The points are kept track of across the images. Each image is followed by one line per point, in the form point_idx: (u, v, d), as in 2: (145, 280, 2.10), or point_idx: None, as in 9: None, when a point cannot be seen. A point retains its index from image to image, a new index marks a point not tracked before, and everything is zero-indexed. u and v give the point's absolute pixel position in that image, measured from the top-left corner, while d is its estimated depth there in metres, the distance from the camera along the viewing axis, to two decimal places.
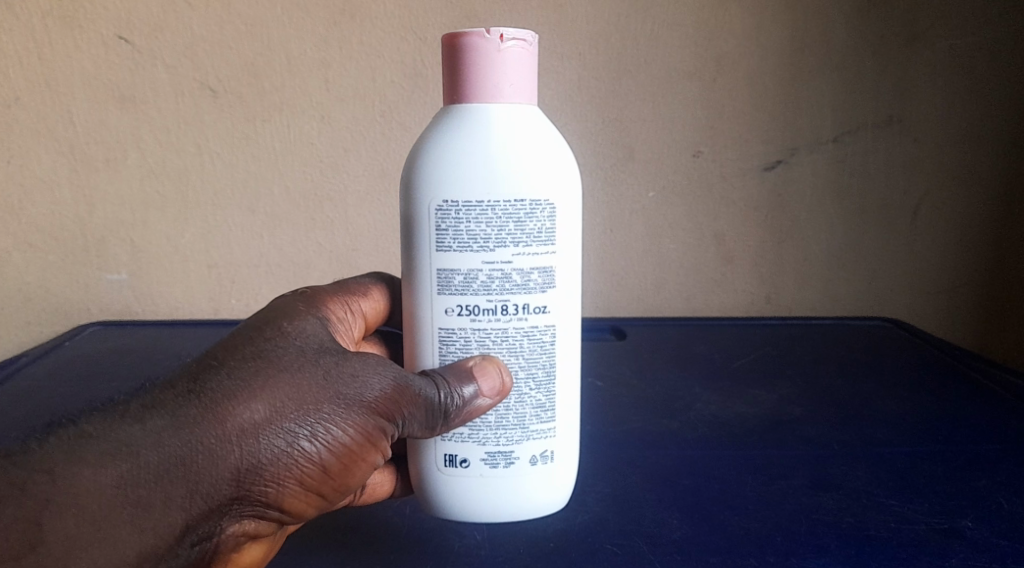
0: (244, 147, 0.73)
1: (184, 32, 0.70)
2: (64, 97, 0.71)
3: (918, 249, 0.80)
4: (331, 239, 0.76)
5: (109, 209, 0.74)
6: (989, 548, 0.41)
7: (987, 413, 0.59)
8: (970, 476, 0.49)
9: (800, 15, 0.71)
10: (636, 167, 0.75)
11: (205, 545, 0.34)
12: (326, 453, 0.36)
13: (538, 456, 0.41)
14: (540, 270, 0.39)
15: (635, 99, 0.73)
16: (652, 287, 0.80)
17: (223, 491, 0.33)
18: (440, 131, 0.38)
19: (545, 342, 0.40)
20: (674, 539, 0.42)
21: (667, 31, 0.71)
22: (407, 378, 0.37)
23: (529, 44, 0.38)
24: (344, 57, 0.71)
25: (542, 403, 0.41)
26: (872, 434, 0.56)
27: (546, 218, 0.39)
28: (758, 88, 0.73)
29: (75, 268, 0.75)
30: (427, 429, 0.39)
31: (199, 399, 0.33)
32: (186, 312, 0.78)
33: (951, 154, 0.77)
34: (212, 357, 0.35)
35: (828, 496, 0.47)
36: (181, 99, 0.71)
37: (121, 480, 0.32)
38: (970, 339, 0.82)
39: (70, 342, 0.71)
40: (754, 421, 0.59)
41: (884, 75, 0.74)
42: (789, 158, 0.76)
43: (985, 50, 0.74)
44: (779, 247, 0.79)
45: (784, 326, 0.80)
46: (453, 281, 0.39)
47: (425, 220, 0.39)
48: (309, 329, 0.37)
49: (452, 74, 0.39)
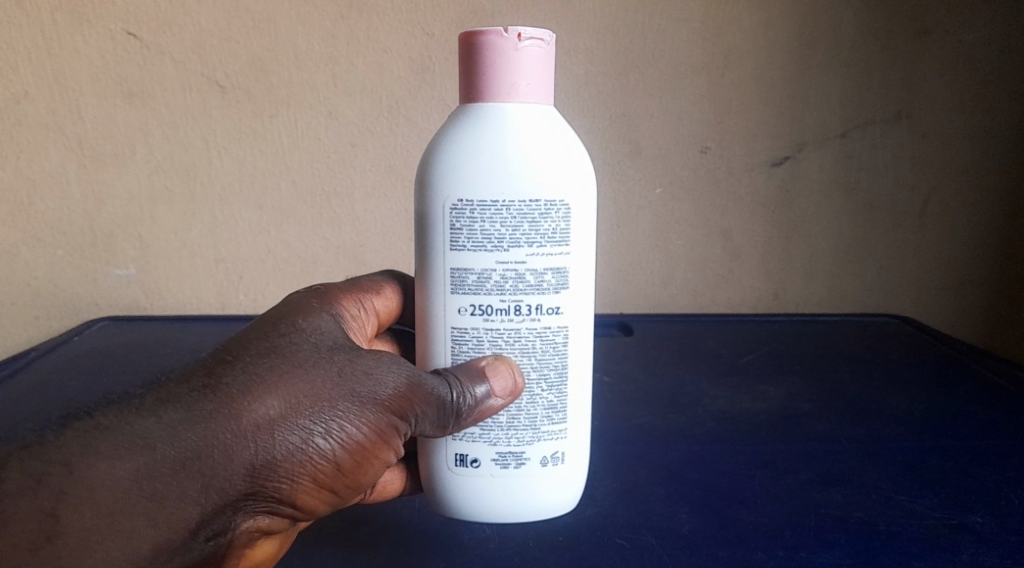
0: (252, 143, 0.73)
1: (192, 27, 0.69)
2: (72, 92, 0.70)
3: (925, 247, 0.79)
4: (339, 235, 0.76)
5: (117, 204, 0.74)
6: (999, 543, 0.41)
7: (994, 408, 0.59)
8: (978, 471, 0.49)
9: (811, 13, 0.71)
10: (644, 164, 0.75)
11: (219, 540, 0.34)
12: (339, 451, 0.36)
13: (549, 457, 0.41)
14: (554, 271, 0.39)
15: (643, 96, 0.73)
16: (659, 285, 0.80)
17: (237, 485, 0.33)
18: (455, 129, 0.38)
19: (558, 343, 0.40)
20: (683, 533, 0.42)
21: (675, 28, 0.71)
22: (420, 376, 0.37)
23: (546, 43, 0.38)
24: (351, 53, 0.71)
25: (553, 404, 0.41)
26: (880, 430, 0.56)
27: (560, 219, 0.38)
28: (767, 85, 0.73)
29: (84, 263, 0.75)
30: (439, 428, 0.39)
31: (215, 394, 0.33)
32: (193, 306, 0.78)
33: (961, 151, 0.76)
34: (227, 352, 0.35)
35: (837, 491, 0.47)
36: (190, 95, 0.71)
37: (137, 473, 0.32)
38: (977, 335, 0.82)
39: (77, 337, 0.71)
40: (762, 416, 0.59)
41: (894, 72, 0.73)
42: (796, 154, 0.75)
43: (995, 47, 0.73)
44: (787, 244, 0.79)
45: (791, 323, 0.80)
46: (467, 280, 0.39)
47: (440, 219, 0.38)
48: (324, 326, 0.37)
49: (470, 73, 0.38)
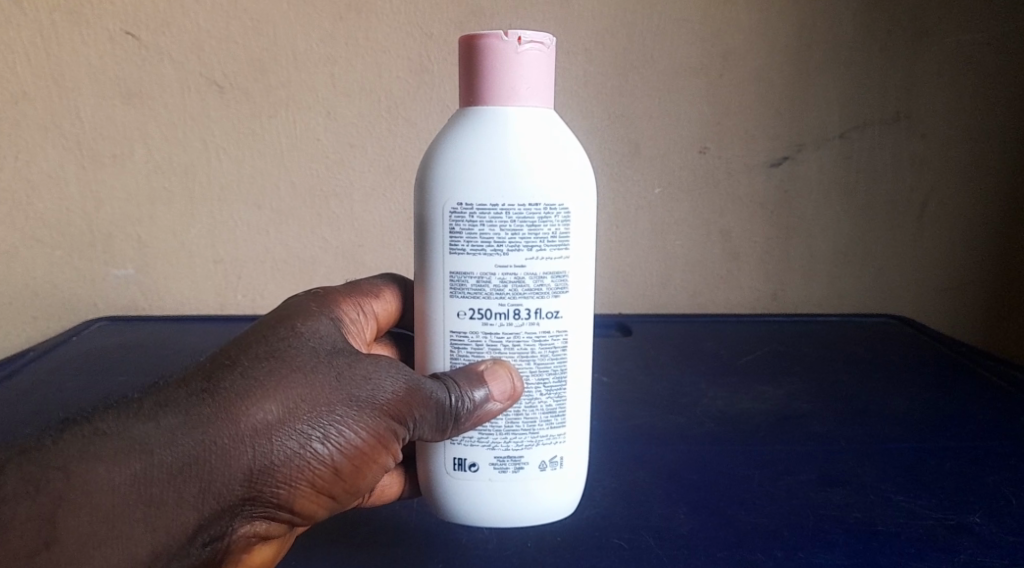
0: (251, 144, 0.72)
1: (191, 28, 0.69)
2: (71, 92, 0.70)
3: (925, 248, 0.79)
4: (337, 235, 0.75)
5: (115, 204, 0.74)
6: (998, 543, 0.41)
7: (992, 409, 0.59)
8: (978, 471, 0.49)
9: (811, 13, 0.71)
10: (643, 165, 0.75)
11: (216, 545, 0.34)
12: (338, 455, 0.36)
13: (548, 461, 0.41)
14: (553, 275, 0.39)
15: (643, 97, 0.73)
16: (658, 286, 0.80)
17: (235, 491, 0.33)
18: (455, 133, 0.38)
19: (557, 347, 0.40)
20: (682, 533, 0.42)
21: (675, 29, 0.71)
22: (419, 380, 0.37)
23: (546, 47, 0.38)
24: (350, 54, 0.70)
25: (552, 408, 0.41)
26: (879, 430, 0.56)
27: (560, 222, 0.38)
28: (767, 86, 0.73)
29: (82, 263, 0.75)
30: (438, 432, 0.39)
31: (213, 398, 0.33)
32: (191, 306, 0.78)
33: (960, 151, 0.76)
34: (226, 356, 0.35)
35: (836, 492, 0.47)
36: (189, 95, 0.71)
37: (134, 478, 0.32)
38: (976, 335, 0.82)
39: (76, 337, 0.71)
40: (761, 417, 0.59)
41: (894, 72, 0.73)
42: (796, 155, 0.75)
43: (995, 48, 0.73)
44: (786, 244, 0.79)
45: (790, 323, 0.80)
46: (466, 284, 0.39)
47: (439, 223, 0.38)
48: (322, 330, 0.37)
49: (470, 76, 0.38)
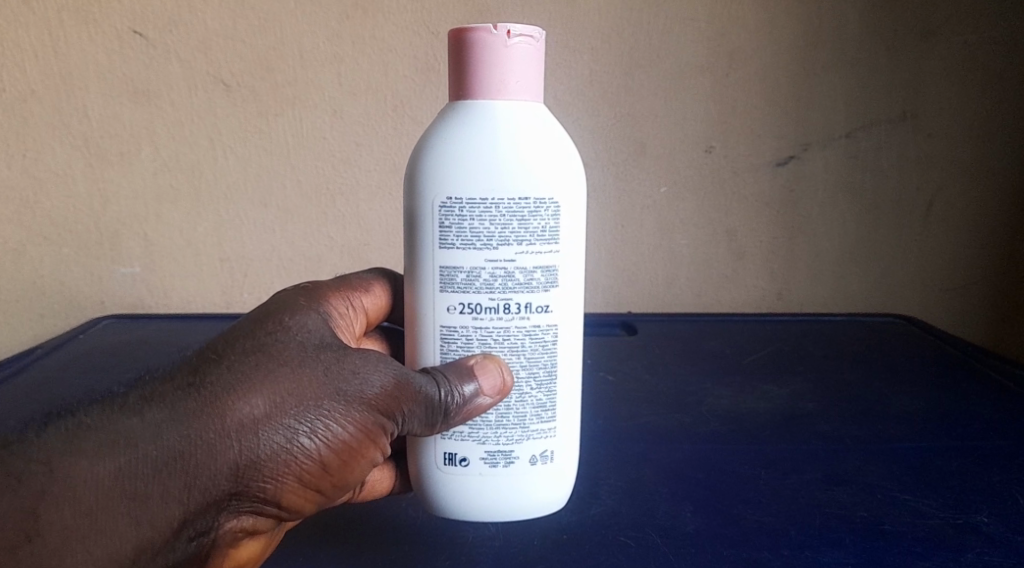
0: (257, 143, 0.73)
1: (198, 26, 0.70)
2: (80, 91, 0.71)
3: (932, 248, 0.78)
4: (342, 233, 0.76)
5: (122, 202, 0.75)
6: (1006, 542, 0.40)
7: (1003, 409, 0.58)
8: (984, 471, 0.49)
9: (815, 10, 0.70)
10: (648, 161, 0.74)
11: (202, 540, 0.34)
12: (325, 450, 0.36)
13: (538, 455, 0.41)
14: (543, 269, 0.39)
15: (648, 95, 0.72)
16: (663, 284, 0.79)
17: (221, 485, 0.33)
18: (444, 127, 0.38)
19: (547, 342, 0.40)
20: (688, 532, 0.42)
21: (679, 26, 0.70)
22: (407, 374, 0.38)
23: (535, 40, 0.38)
24: (356, 53, 0.71)
25: (542, 402, 0.41)
26: (886, 430, 0.55)
27: (550, 217, 0.38)
28: (772, 84, 0.72)
29: (90, 261, 0.76)
30: (427, 427, 0.39)
31: (199, 392, 0.33)
32: (196, 305, 0.78)
33: (966, 149, 0.75)
34: (212, 350, 0.35)
35: (841, 491, 0.46)
36: (196, 94, 0.72)
37: (120, 472, 0.32)
38: (984, 335, 0.81)
39: (83, 335, 0.72)
40: (766, 417, 0.58)
41: (900, 69, 0.72)
42: (801, 154, 0.74)
43: (1001, 46, 0.72)
44: (792, 242, 0.78)
45: (795, 323, 0.79)
46: (456, 278, 0.39)
47: (429, 217, 0.38)
48: (310, 324, 0.37)
49: (458, 70, 0.38)
